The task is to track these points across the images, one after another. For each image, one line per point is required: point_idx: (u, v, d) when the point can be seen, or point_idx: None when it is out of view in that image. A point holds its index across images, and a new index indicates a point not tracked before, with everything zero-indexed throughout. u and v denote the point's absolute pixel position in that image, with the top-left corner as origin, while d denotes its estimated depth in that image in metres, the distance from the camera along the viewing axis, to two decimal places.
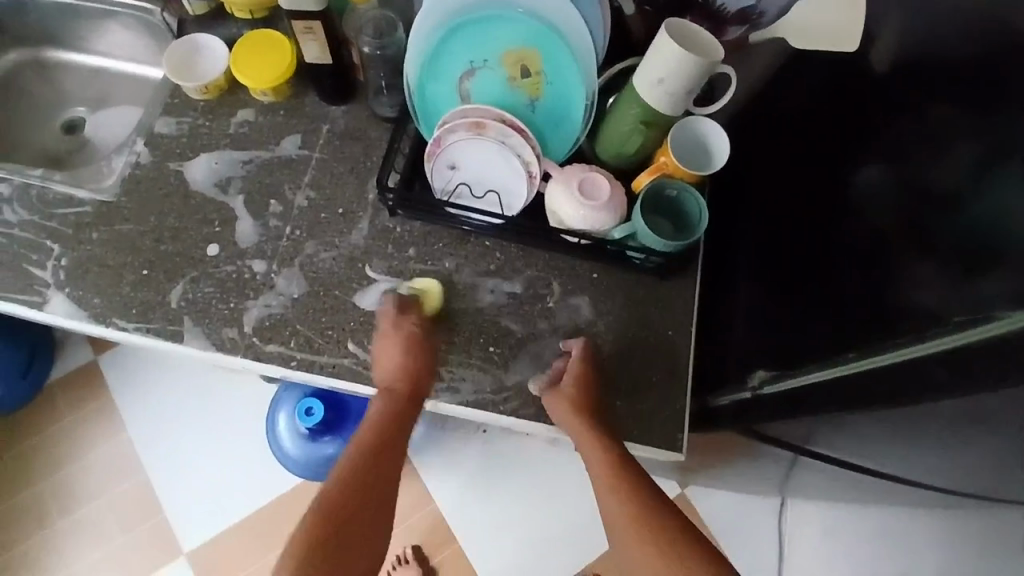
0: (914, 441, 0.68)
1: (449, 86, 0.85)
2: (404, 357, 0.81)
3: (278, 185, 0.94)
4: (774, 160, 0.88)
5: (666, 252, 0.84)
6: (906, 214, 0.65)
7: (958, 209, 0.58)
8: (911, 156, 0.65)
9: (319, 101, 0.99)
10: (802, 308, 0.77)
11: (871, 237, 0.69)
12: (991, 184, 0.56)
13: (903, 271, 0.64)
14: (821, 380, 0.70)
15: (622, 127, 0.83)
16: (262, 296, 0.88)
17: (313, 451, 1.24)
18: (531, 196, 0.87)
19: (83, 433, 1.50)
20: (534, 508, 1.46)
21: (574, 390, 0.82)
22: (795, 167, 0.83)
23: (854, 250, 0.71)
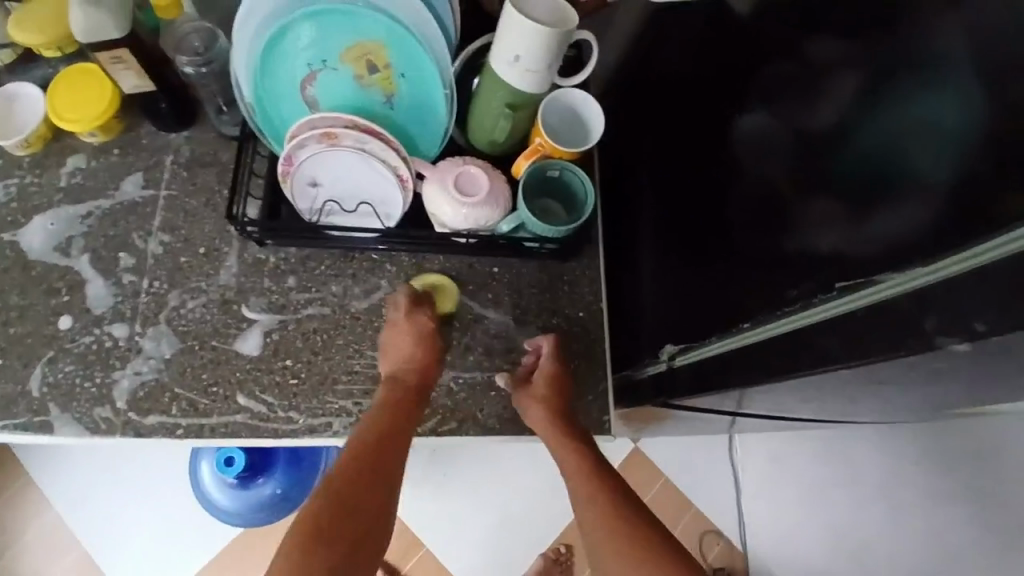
0: (836, 403, 0.66)
1: (294, 95, 0.77)
2: (416, 348, 0.77)
3: (126, 234, 0.84)
4: (672, 123, 0.82)
5: (559, 237, 0.80)
6: (796, 162, 0.57)
7: (844, 151, 0.50)
8: (790, 104, 0.58)
9: (157, 130, 0.88)
10: (713, 272, 0.71)
11: (766, 192, 0.62)
12: (872, 123, 0.47)
13: (799, 223, 0.56)
14: (715, 351, 0.66)
15: (489, 113, 0.76)
16: (130, 363, 0.79)
17: (248, 497, 1.17)
18: (407, 201, 0.79)
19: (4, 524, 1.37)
20: (492, 495, 1.44)
21: (542, 387, 0.79)
22: (700, 120, 0.76)
23: (745, 210, 0.65)
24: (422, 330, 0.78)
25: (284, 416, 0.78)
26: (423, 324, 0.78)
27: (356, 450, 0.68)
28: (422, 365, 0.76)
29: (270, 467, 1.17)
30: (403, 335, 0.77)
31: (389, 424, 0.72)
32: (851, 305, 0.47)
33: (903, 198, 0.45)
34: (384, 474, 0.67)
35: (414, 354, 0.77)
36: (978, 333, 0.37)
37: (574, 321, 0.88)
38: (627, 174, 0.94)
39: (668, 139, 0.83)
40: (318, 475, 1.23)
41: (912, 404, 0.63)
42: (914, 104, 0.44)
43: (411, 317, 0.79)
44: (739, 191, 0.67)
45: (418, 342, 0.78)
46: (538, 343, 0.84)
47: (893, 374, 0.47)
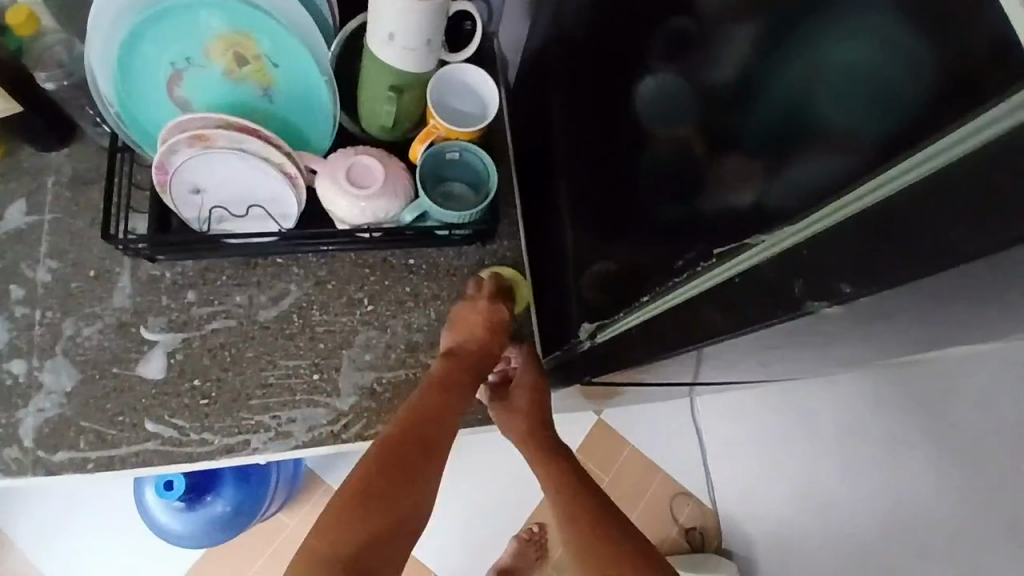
0: (756, 369, 0.64)
1: (161, 96, 0.72)
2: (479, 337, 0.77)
3: (13, 264, 0.78)
4: (587, 85, 0.75)
5: (467, 222, 0.76)
6: (708, 114, 0.48)
7: (755, 98, 0.41)
8: (691, 58, 0.50)
9: (35, 149, 0.81)
10: (632, 243, 0.65)
11: (680, 150, 0.54)
12: (780, 58, 0.38)
13: (712, 186, 0.47)
14: (625, 327, 0.64)
15: (375, 98, 0.72)
16: (31, 400, 0.74)
17: (198, 519, 1.13)
18: (301, 199, 0.75)
19: None
20: (459, 485, 1.42)
21: (524, 399, 0.81)
22: (617, 73, 0.66)
23: (657, 173, 0.59)
24: (498, 315, 0.79)
25: (198, 438, 0.75)
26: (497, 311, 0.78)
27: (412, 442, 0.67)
28: (489, 344, 0.77)
29: (217, 485, 1.13)
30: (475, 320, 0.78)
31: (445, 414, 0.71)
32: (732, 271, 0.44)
33: (803, 160, 0.37)
34: (429, 462, 0.66)
35: (495, 333, 0.78)
36: (844, 295, 0.34)
37: (499, 305, 0.86)
38: (538, 149, 0.90)
39: (580, 104, 0.77)
40: (272, 487, 1.20)
41: (831, 362, 0.61)
42: (811, 45, 0.35)
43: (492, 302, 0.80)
44: (651, 154, 0.60)
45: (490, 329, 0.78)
46: (518, 352, 0.84)
47: (785, 340, 0.45)
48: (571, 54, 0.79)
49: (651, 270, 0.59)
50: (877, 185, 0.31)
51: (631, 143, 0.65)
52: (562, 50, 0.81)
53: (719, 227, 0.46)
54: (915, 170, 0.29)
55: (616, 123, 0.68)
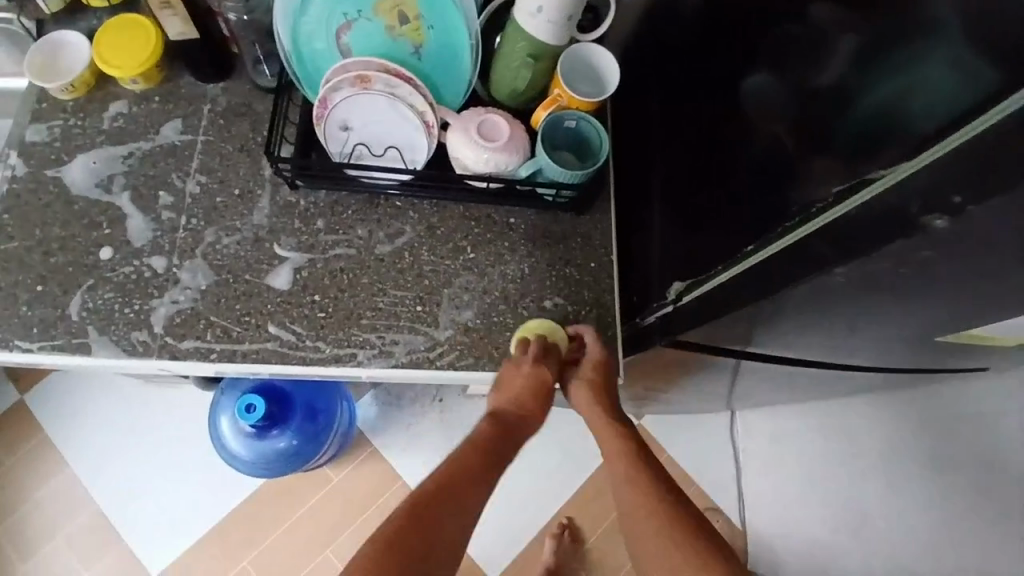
0: (835, 336, 0.71)
1: (328, 41, 0.82)
2: (527, 388, 0.80)
3: (165, 174, 0.88)
4: (687, 91, 0.84)
5: (575, 182, 0.85)
6: (802, 112, 0.57)
7: (857, 92, 0.50)
8: (791, 61, 0.59)
9: (196, 81, 0.92)
10: (712, 226, 0.74)
11: (769, 146, 0.62)
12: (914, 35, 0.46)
13: (804, 172, 0.56)
14: (723, 278, 0.69)
15: (512, 63, 0.81)
16: (168, 292, 0.83)
17: (264, 446, 1.21)
18: (432, 146, 0.84)
19: (33, 471, 1.45)
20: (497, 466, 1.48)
21: (591, 375, 0.83)
22: (714, 82, 0.75)
23: (748, 164, 0.67)
24: (543, 378, 0.81)
25: (311, 345, 0.83)
26: (544, 372, 0.81)
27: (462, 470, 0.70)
28: (533, 410, 0.79)
29: (286, 420, 1.19)
30: (518, 373, 0.81)
31: (484, 459, 0.73)
32: (841, 211, 0.51)
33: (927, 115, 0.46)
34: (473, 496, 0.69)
35: (530, 394, 0.80)
36: (957, 206, 0.43)
37: (586, 272, 0.92)
38: (631, 143, 0.99)
39: (681, 98, 0.86)
40: (331, 433, 1.28)
41: (902, 332, 0.67)
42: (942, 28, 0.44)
43: (538, 364, 0.82)
44: (748, 142, 0.67)
45: (532, 384, 0.80)
46: (584, 334, 0.85)
47: (884, 276, 0.52)
48: (676, 58, 0.88)
49: (738, 233, 0.67)
50: (945, 144, 0.43)
51: (726, 133, 0.72)
52: (669, 53, 0.90)
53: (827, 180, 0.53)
54: (983, 122, 0.41)
55: (715, 113, 0.76)
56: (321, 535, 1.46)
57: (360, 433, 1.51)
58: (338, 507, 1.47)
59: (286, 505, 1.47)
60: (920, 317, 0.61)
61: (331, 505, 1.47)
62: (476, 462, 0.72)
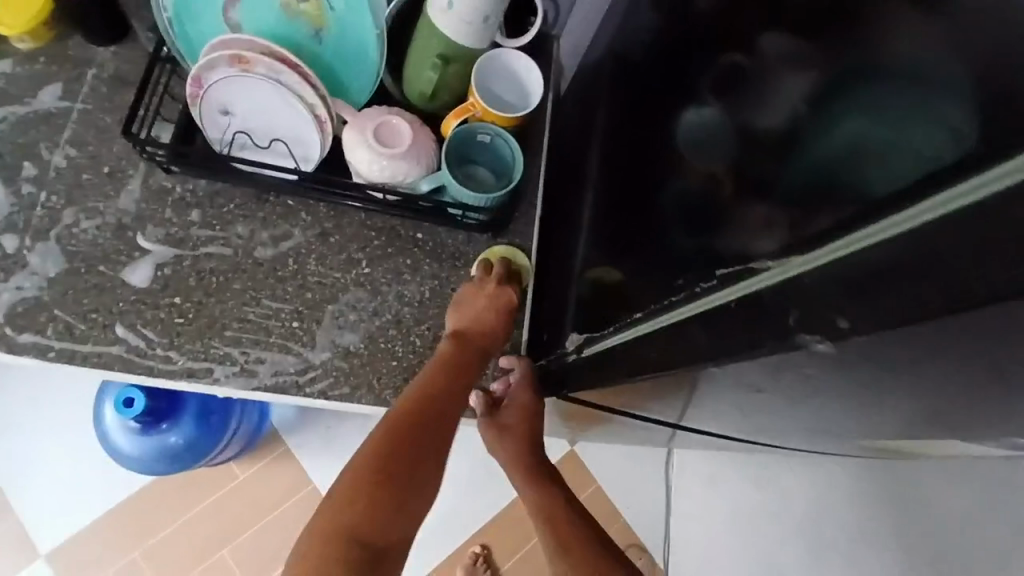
0: (740, 421, 0.61)
1: (214, 10, 0.72)
2: (487, 314, 0.75)
3: (34, 143, 0.79)
4: (623, 111, 0.75)
5: (485, 206, 0.75)
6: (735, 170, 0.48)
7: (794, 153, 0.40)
8: (736, 104, 0.49)
9: (85, 42, 0.82)
10: (634, 273, 0.64)
11: (699, 194, 0.54)
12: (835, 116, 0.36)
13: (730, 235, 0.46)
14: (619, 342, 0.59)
15: (420, 63, 0.71)
16: (12, 277, 0.74)
17: (149, 444, 1.11)
18: (326, 144, 0.74)
19: None
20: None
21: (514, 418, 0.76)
22: (655, 107, 0.66)
23: (679, 207, 0.58)
24: (506, 299, 0.76)
25: (162, 354, 0.73)
26: (509, 295, 0.76)
27: (431, 414, 0.65)
28: (495, 331, 0.75)
29: (176, 417, 1.10)
30: (482, 301, 0.75)
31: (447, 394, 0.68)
32: (725, 298, 0.42)
33: (832, 199, 0.36)
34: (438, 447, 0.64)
35: (491, 321, 0.74)
36: (842, 330, 0.33)
37: None
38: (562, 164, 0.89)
39: (619, 118, 0.76)
40: (230, 433, 1.19)
41: (815, 432, 0.56)
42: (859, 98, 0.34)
43: (501, 287, 0.77)
44: (681, 185, 0.59)
45: (493, 308, 0.75)
46: (512, 365, 0.77)
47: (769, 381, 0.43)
48: (619, 77, 0.78)
49: (643, 292, 0.60)
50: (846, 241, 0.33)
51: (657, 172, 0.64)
52: (615, 68, 0.79)
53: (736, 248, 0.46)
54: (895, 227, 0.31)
55: (651, 147, 0.67)
56: (218, 535, 1.38)
57: (273, 431, 1.41)
58: (239, 507, 1.39)
59: (185, 501, 1.38)
60: (833, 422, 0.51)
61: (234, 504, 1.39)
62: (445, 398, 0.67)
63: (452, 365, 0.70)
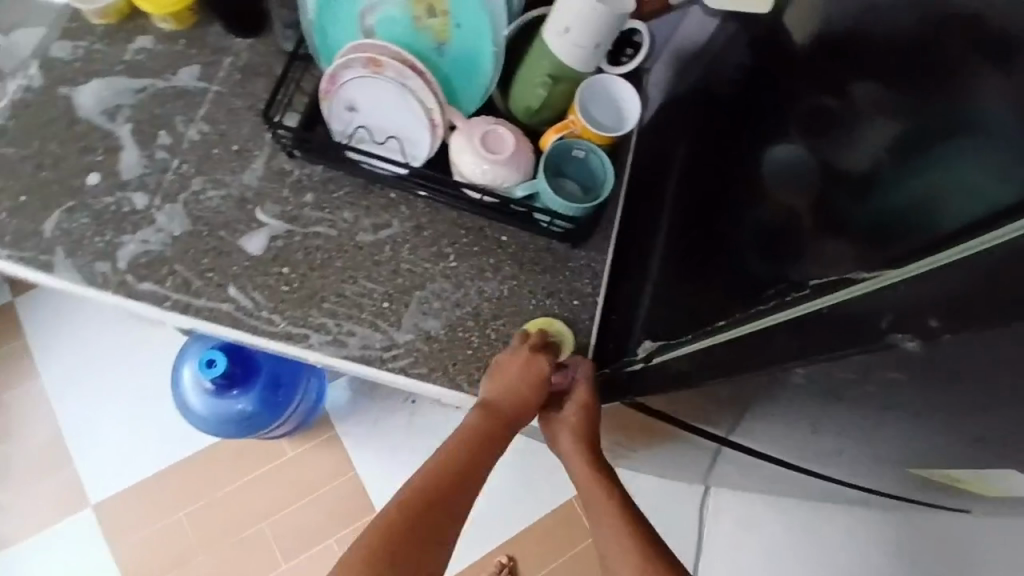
0: (800, 437, 0.65)
1: (351, 15, 0.80)
2: (521, 384, 0.79)
3: (170, 115, 0.86)
4: (702, 144, 0.82)
5: (572, 215, 0.81)
6: (817, 206, 0.64)
7: (869, 200, 0.58)
8: (823, 152, 0.63)
9: (223, 31, 0.90)
10: (708, 287, 0.72)
11: (776, 221, 0.67)
12: (904, 181, 0.56)
13: (810, 256, 0.61)
14: (693, 349, 0.65)
15: (530, 81, 0.79)
16: (140, 231, 0.82)
17: (220, 406, 1.20)
18: (435, 146, 0.82)
19: (16, 371, 1.50)
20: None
21: (576, 415, 0.80)
22: (736, 144, 0.75)
23: (758, 231, 0.69)
24: (539, 369, 0.79)
25: (265, 317, 0.81)
26: (541, 368, 0.79)
27: (450, 483, 0.72)
28: (527, 400, 0.78)
29: (248, 383, 1.18)
30: (515, 366, 0.79)
31: (475, 456, 0.76)
32: (818, 305, 0.48)
33: (906, 229, 0.54)
34: (455, 508, 0.71)
35: (525, 390, 0.79)
36: (932, 330, 0.39)
37: (566, 306, 0.89)
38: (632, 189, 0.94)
39: (698, 148, 0.83)
40: (291, 407, 1.26)
41: (871, 451, 0.61)
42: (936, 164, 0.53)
43: (533, 359, 0.80)
44: (760, 212, 0.69)
45: (529, 381, 0.79)
46: (575, 365, 0.82)
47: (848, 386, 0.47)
48: (703, 112, 0.84)
49: (728, 304, 0.66)
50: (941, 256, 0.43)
51: (736, 200, 0.73)
52: (699, 102, 0.86)
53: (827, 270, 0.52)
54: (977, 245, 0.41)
55: (732, 179, 0.74)
56: (262, 506, 1.45)
57: (325, 414, 1.48)
58: (282, 483, 1.46)
59: (234, 469, 1.46)
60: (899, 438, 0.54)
61: (278, 480, 1.46)
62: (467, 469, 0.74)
63: (485, 427, 0.77)
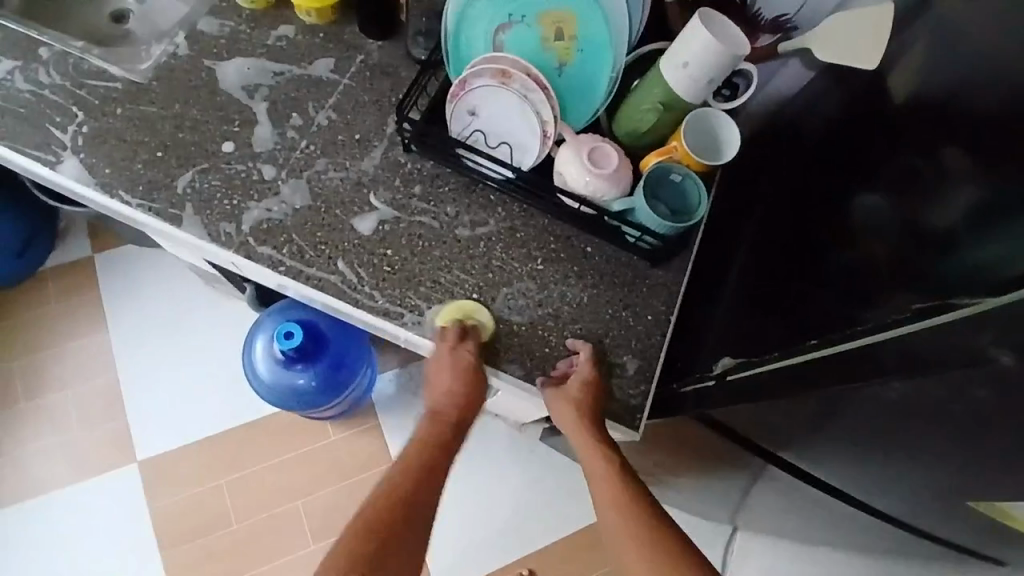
0: (866, 463, 0.69)
1: (485, 30, 0.87)
2: (452, 383, 0.86)
3: (304, 100, 0.95)
4: (791, 191, 0.88)
5: (662, 232, 0.86)
6: (898, 257, 0.68)
7: (947, 258, 0.62)
8: (916, 207, 0.68)
9: (359, 32, 0.99)
10: (783, 316, 0.75)
11: (856, 267, 0.72)
12: (983, 238, 0.59)
13: (885, 300, 0.65)
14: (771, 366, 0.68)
15: (640, 106, 0.85)
16: (265, 199, 0.89)
17: (283, 377, 1.26)
18: (542, 155, 0.88)
19: (89, 321, 1.58)
20: (481, 471, 1.45)
21: (578, 392, 0.85)
22: (827, 196, 0.81)
23: (837, 272, 0.73)
24: (462, 359, 0.85)
25: (367, 292, 0.87)
26: (465, 356, 0.85)
27: (415, 481, 0.81)
28: (461, 396, 0.86)
29: (314, 360, 1.25)
30: (445, 365, 0.85)
31: (440, 452, 0.85)
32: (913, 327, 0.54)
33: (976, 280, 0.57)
34: (423, 501, 0.80)
35: (451, 379, 0.86)
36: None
37: (641, 321, 0.92)
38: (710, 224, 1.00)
39: (788, 195, 0.89)
40: (347, 390, 1.32)
41: (929, 482, 0.65)
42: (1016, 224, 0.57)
43: (455, 347, 0.86)
44: (844, 256, 0.74)
45: (458, 375, 0.86)
46: (578, 348, 0.88)
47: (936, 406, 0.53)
48: (795, 162, 0.91)
49: (805, 331, 0.69)
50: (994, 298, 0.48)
51: (819, 245, 0.78)
52: (791, 152, 0.92)
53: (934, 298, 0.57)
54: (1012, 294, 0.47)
55: (818, 225, 0.80)
56: (301, 484, 1.49)
57: (370, 405, 1.54)
58: (318, 465, 1.50)
59: (276, 446, 1.51)
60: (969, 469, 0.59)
61: (316, 463, 1.50)
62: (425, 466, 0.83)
63: (435, 436, 0.86)
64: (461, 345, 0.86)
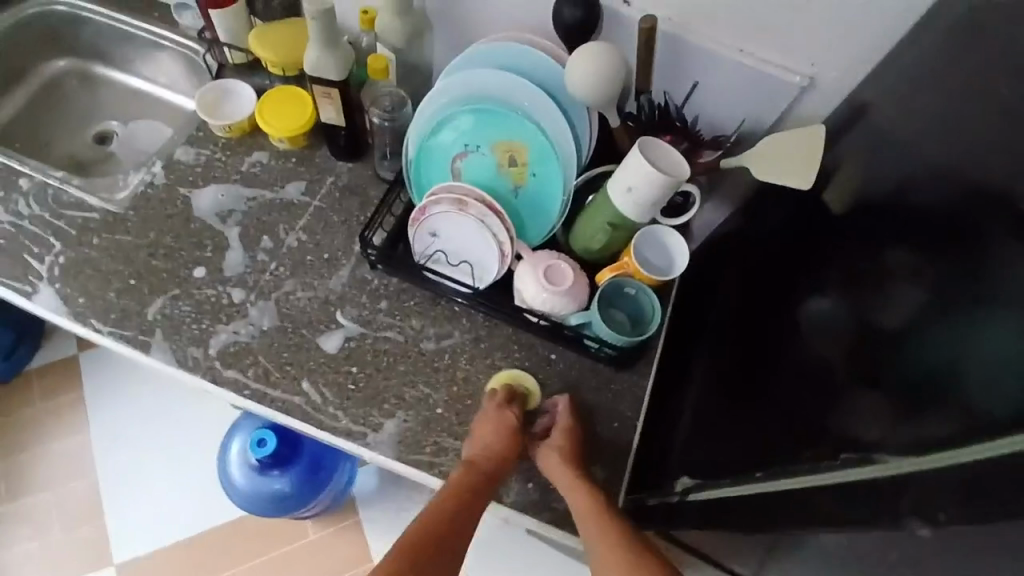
0: None
1: (445, 158, 0.93)
2: (495, 440, 0.82)
3: (275, 223, 0.99)
4: (751, 292, 0.90)
5: (619, 346, 0.89)
6: (857, 357, 0.65)
7: (906, 359, 0.57)
8: (868, 302, 0.66)
9: (330, 155, 1.05)
10: (750, 427, 0.75)
11: (818, 369, 0.70)
12: (932, 342, 0.55)
13: (847, 408, 0.62)
14: (731, 495, 0.70)
15: (592, 225, 0.89)
16: (233, 322, 0.92)
17: (261, 484, 1.25)
18: (501, 272, 0.92)
19: (68, 423, 1.57)
20: (463, 569, 1.41)
21: (562, 441, 0.85)
22: (788, 293, 0.81)
23: (797, 379, 0.72)
24: (507, 421, 0.84)
25: (331, 412, 0.88)
26: (509, 419, 0.84)
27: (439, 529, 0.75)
28: (505, 457, 0.82)
29: (290, 463, 1.24)
30: (489, 427, 0.84)
31: (466, 510, 0.78)
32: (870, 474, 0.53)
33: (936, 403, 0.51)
34: (446, 547, 0.74)
35: (495, 437, 0.83)
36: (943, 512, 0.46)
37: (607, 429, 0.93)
38: (675, 322, 1.02)
39: (752, 291, 0.89)
40: (326, 491, 1.30)
41: None
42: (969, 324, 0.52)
43: (501, 409, 0.86)
44: (801, 357, 0.73)
45: (500, 434, 0.83)
46: (557, 398, 0.90)
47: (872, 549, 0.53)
48: (747, 262, 0.93)
49: (776, 449, 0.68)
50: (930, 459, 0.48)
51: (783, 347, 0.78)
52: (742, 251, 0.95)
53: (888, 422, 0.55)
54: (927, 462, 0.48)
55: (782, 325, 0.80)
56: None
57: (351, 499, 1.51)
58: (297, 567, 1.46)
59: (254, 547, 1.48)
60: None
61: (296, 564, 1.46)
62: (444, 520, 0.76)
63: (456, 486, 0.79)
64: (505, 408, 0.86)
